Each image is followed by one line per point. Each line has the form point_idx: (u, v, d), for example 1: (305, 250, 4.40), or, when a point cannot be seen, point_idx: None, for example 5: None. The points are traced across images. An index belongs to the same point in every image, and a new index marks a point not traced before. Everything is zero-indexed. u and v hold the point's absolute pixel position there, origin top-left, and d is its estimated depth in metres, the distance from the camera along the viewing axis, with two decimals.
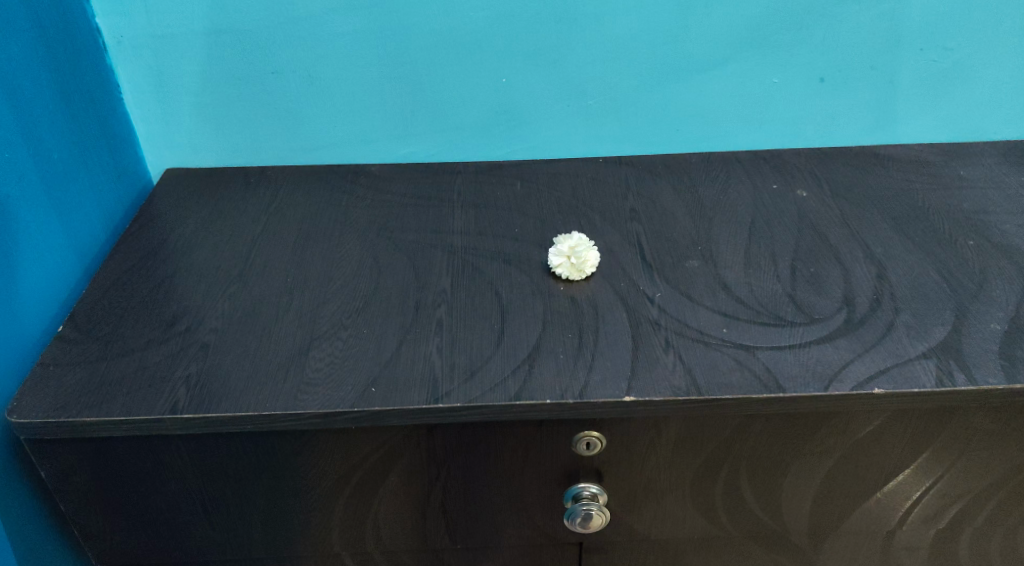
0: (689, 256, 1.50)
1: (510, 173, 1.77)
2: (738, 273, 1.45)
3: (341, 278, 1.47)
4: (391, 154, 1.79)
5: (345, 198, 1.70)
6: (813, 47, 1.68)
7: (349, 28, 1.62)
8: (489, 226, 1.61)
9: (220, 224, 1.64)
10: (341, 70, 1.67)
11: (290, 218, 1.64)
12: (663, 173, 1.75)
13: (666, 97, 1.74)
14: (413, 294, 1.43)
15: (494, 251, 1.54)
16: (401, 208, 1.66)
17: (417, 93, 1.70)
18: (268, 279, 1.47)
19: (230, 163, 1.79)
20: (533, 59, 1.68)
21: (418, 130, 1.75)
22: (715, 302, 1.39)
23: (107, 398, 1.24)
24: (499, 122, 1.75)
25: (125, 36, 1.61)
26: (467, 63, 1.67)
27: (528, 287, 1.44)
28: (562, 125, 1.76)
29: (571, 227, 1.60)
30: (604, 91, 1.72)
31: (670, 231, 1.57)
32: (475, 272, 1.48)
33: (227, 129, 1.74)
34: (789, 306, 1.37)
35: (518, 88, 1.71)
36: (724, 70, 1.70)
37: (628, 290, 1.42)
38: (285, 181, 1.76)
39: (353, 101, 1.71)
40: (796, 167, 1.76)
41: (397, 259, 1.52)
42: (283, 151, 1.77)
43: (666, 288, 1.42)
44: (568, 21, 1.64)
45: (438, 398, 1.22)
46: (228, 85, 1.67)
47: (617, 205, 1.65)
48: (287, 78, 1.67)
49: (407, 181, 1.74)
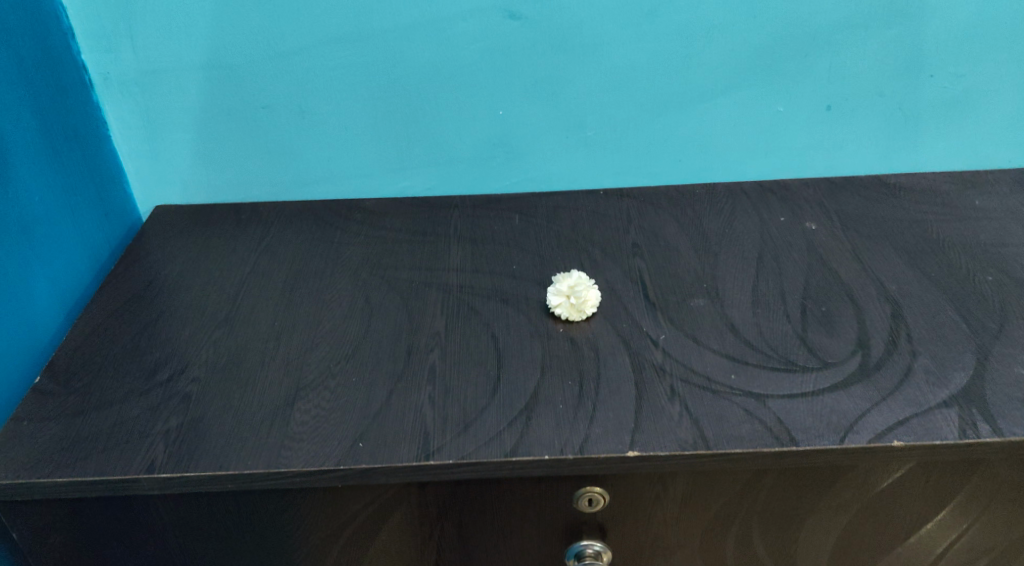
0: (694, 294, 1.43)
1: (508, 207, 1.70)
2: (746, 313, 1.39)
3: (330, 321, 1.41)
4: (385, 188, 1.73)
5: (336, 235, 1.64)
6: (822, 75, 1.62)
7: (341, 61, 1.57)
8: (485, 263, 1.54)
9: (207, 265, 1.58)
10: (333, 103, 1.61)
11: (279, 258, 1.58)
12: (666, 206, 1.69)
13: (669, 127, 1.68)
14: (406, 338, 1.37)
15: (491, 290, 1.47)
16: (394, 245, 1.60)
17: (411, 126, 1.65)
18: (255, 323, 1.41)
19: (220, 199, 1.73)
20: (532, 90, 1.62)
21: (413, 163, 1.70)
22: (722, 344, 1.32)
23: (82, 456, 1.17)
24: (496, 155, 1.69)
25: (111, 72, 1.56)
26: (463, 95, 1.62)
27: (526, 329, 1.38)
28: (561, 157, 1.70)
29: (570, 264, 1.54)
30: (605, 122, 1.66)
31: (675, 267, 1.50)
32: (470, 313, 1.42)
33: (217, 165, 1.68)
34: (800, 350, 1.30)
35: (516, 120, 1.65)
36: (729, 99, 1.64)
37: (630, 332, 1.35)
38: (276, 217, 1.70)
39: (346, 135, 1.65)
40: (804, 198, 1.69)
41: (389, 300, 1.46)
42: (276, 187, 1.71)
43: (670, 330, 1.35)
44: (566, 51, 1.58)
45: (429, 454, 1.16)
46: (217, 120, 1.62)
47: (618, 240, 1.59)
48: (277, 112, 1.62)
49: (401, 216, 1.68)
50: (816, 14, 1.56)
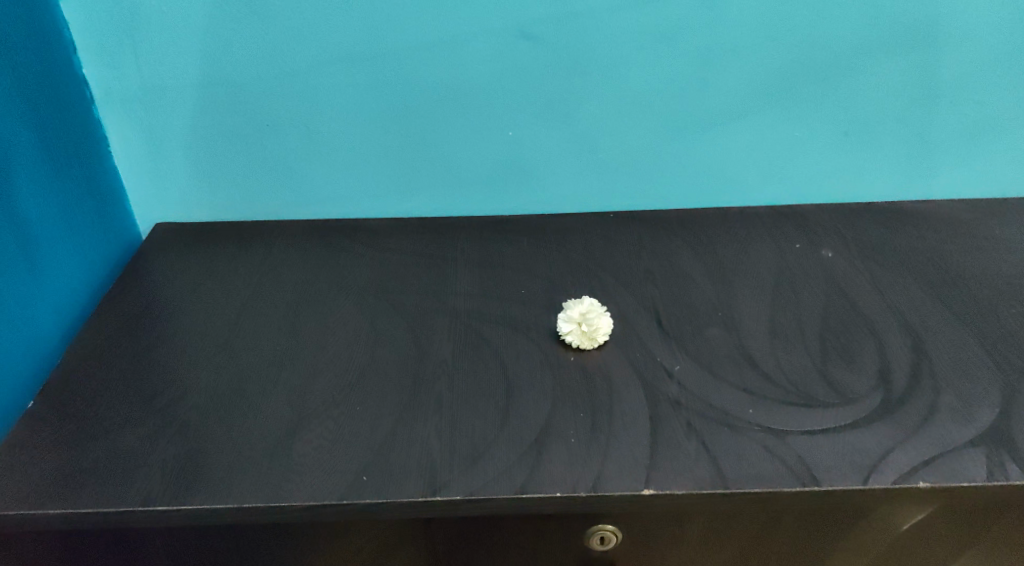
0: (709, 324, 1.40)
1: (518, 230, 1.67)
2: (763, 344, 1.35)
3: (335, 347, 1.37)
4: (392, 210, 1.69)
5: (342, 257, 1.60)
6: (840, 100, 1.59)
7: (349, 80, 1.53)
8: (494, 288, 1.50)
9: (209, 286, 1.54)
10: (341, 123, 1.58)
11: (282, 280, 1.54)
12: (679, 231, 1.65)
13: (684, 151, 1.64)
14: (412, 366, 1.33)
15: (500, 316, 1.43)
16: (401, 268, 1.56)
17: (420, 147, 1.61)
18: (257, 348, 1.37)
19: (224, 219, 1.70)
20: (544, 113, 1.58)
21: (420, 184, 1.66)
22: (739, 378, 1.28)
23: (75, 487, 1.13)
24: (506, 177, 1.66)
25: (114, 88, 1.53)
26: (474, 116, 1.58)
27: (536, 358, 1.34)
28: (572, 179, 1.67)
29: (581, 290, 1.50)
30: (617, 146, 1.63)
31: (689, 295, 1.46)
32: (479, 340, 1.38)
33: (221, 184, 1.65)
34: (820, 385, 1.27)
35: (527, 142, 1.62)
36: (745, 124, 1.61)
37: (644, 362, 1.32)
38: (280, 238, 1.66)
39: (353, 155, 1.62)
40: (821, 225, 1.66)
41: (396, 326, 1.41)
42: (281, 207, 1.68)
43: (685, 361, 1.31)
44: (580, 73, 1.55)
45: (436, 489, 1.11)
46: (222, 138, 1.58)
47: (631, 266, 1.55)
48: (284, 132, 1.58)
49: (409, 238, 1.65)
50: (835, 39, 1.53)
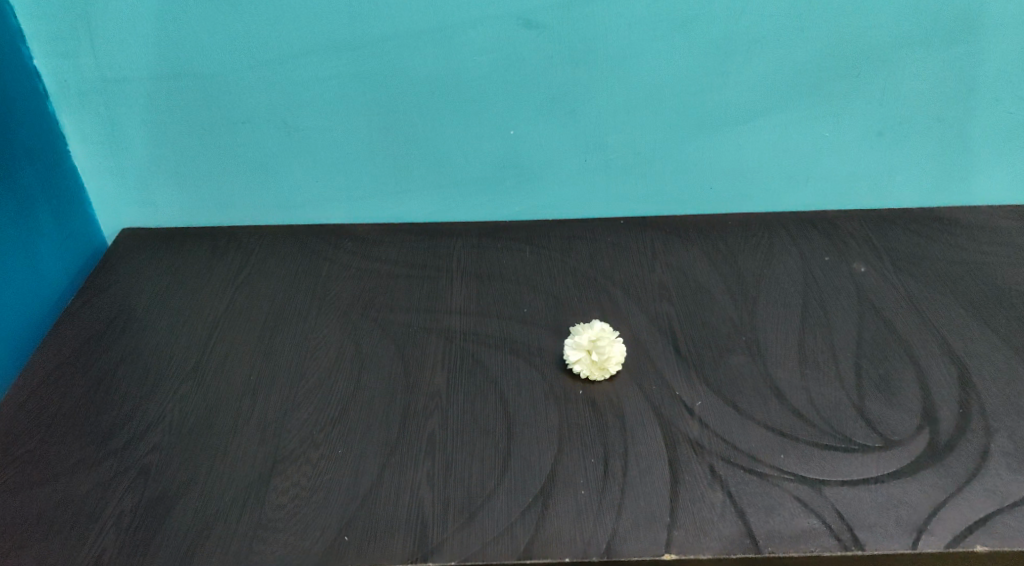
0: (731, 349, 1.26)
1: (518, 237, 1.52)
2: (792, 375, 1.21)
3: (315, 374, 1.23)
4: (381, 214, 1.55)
5: (325, 267, 1.46)
6: (873, 97, 1.44)
7: (331, 72, 1.38)
8: (493, 305, 1.36)
9: (178, 299, 1.40)
10: (323, 119, 1.43)
11: (259, 293, 1.40)
12: (696, 239, 1.51)
13: (701, 152, 1.49)
14: (400, 398, 1.19)
15: (499, 337, 1.29)
16: (390, 281, 1.42)
17: (411, 146, 1.46)
18: (228, 374, 1.23)
19: (197, 223, 1.55)
20: (547, 109, 1.43)
21: (412, 186, 1.51)
22: (767, 415, 1.15)
23: (18, 546, 1.01)
24: (505, 178, 1.51)
25: (70, 80, 1.37)
26: (470, 113, 1.43)
27: (540, 388, 1.20)
28: (578, 182, 1.52)
29: (589, 308, 1.35)
30: (628, 145, 1.48)
31: (708, 315, 1.32)
32: (476, 366, 1.24)
33: (193, 186, 1.50)
34: (858, 423, 1.13)
35: (529, 141, 1.47)
36: (768, 122, 1.46)
37: (661, 396, 1.18)
38: (259, 244, 1.52)
39: (337, 154, 1.46)
40: (850, 233, 1.52)
41: (383, 349, 1.27)
42: (259, 210, 1.53)
43: (707, 395, 1.18)
44: (587, 66, 1.40)
45: (427, 553, 0.99)
46: (191, 136, 1.43)
47: (643, 279, 1.41)
48: (260, 129, 1.43)
49: (399, 246, 1.50)
50: (869, 29, 1.38)
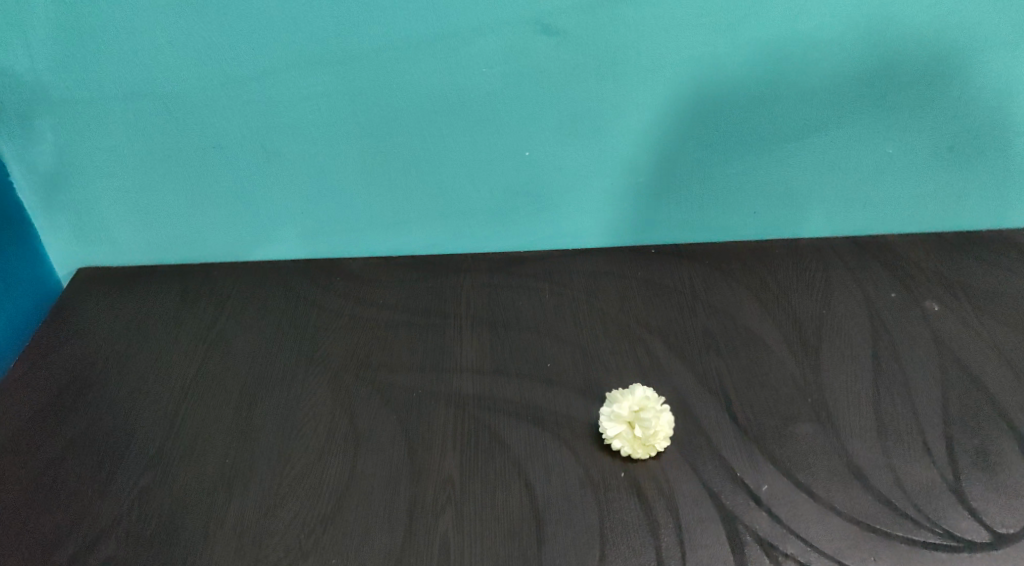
0: (796, 417, 1.07)
1: (534, 273, 1.32)
2: (872, 450, 1.03)
3: (302, 460, 1.04)
4: (376, 247, 1.34)
5: (312, 317, 1.25)
6: (948, 109, 1.23)
7: (316, 89, 1.17)
8: (511, 362, 1.16)
9: (139, 359, 1.19)
10: (307, 143, 1.22)
11: (234, 352, 1.20)
12: (740, 271, 1.30)
13: (746, 172, 1.28)
14: (404, 489, 1.01)
15: (521, 405, 1.09)
16: (388, 333, 1.22)
17: (411, 171, 1.25)
18: (198, 460, 1.05)
19: (164, 260, 1.34)
20: (570, 127, 1.23)
21: (411, 215, 1.30)
22: (848, 504, 0.97)
23: None
24: (519, 205, 1.30)
25: (4, 103, 1.15)
26: (479, 133, 1.22)
27: (574, 473, 1.01)
28: (604, 208, 1.31)
29: (623, 363, 1.15)
30: (662, 166, 1.27)
31: (764, 371, 1.13)
32: (494, 444, 1.05)
33: (157, 220, 1.29)
34: (959, 513, 0.96)
35: (548, 164, 1.26)
36: (825, 139, 1.26)
37: (720, 480, 0.99)
38: (234, 287, 1.31)
39: (323, 181, 1.25)
40: (916, 264, 1.31)
41: (383, 425, 1.08)
42: (235, 245, 1.32)
43: (774, 478, 0.99)
44: (616, 79, 1.19)
45: None
46: (154, 163, 1.22)
47: (684, 326, 1.21)
48: (234, 155, 1.22)
49: (398, 285, 1.30)
50: (950, 30, 1.16)
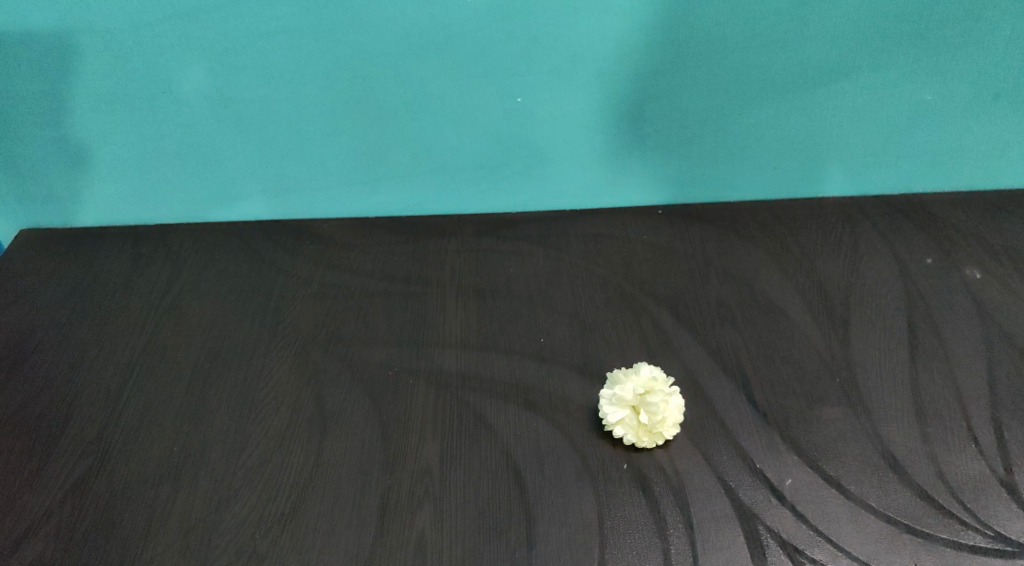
0: (823, 399, 0.94)
1: (527, 235, 1.18)
2: (910, 438, 0.90)
3: (260, 446, 0.92)
4: (351, 206, 1.20)
5: (278, 284, 1.12)
6: (996, 50, 1.08)
7: (277, 25, 1.03)
8: (499, 336, 1.03)
9: (82, 332, 1.07)
10: (269, 87, 1.08)
11: (189, 324, 1.07)
12: (758, 233, 1.17)
13: (766, 123, 1.14)
14: (376, 481, 0.88)
15: (510, 385, 0.97)
16: (363, 302, 1.09)
17: (387, 120, 1.11)
18: (142, 446, 0.93)
19: (114, 221, 1.20)
20: (567, 70, 1.08)
21: (389, 171, 1.16)
22: (884, 501, 0.84)
23: None
24: (510, 159, 1.16)
25: None
26: (465, 77, 1.08)
27: (570, 463, 0.88)
28: (605, 162, 1.17)
29: (626, 336, 1.02)
30: (670, 116, 1.13)
31: (786, 346, 1.00)
32: (479, 429, 0.92)
33: (104, 175, 1.15)
34: (1014, 512, 0.84)
35: (542, 112, 1.12)
36: (856, 84, 1.11)
37: (736, 473, 0.87)
38: (193, 251, 1.17)
39: (290, 131, 1.12)
40: (954, 226, 1.18)
41: (355, 406, 0.95)
42: (193, 203, 1.19)
43: (800, 470, 0.87)
44: (620, 14, 1.04)
45: None
46: (98, 110, 1.08)
47: (694, 295, 1.08)
48: (187, 101, 1.08)
49: (375, 249, 1.16)
50: None
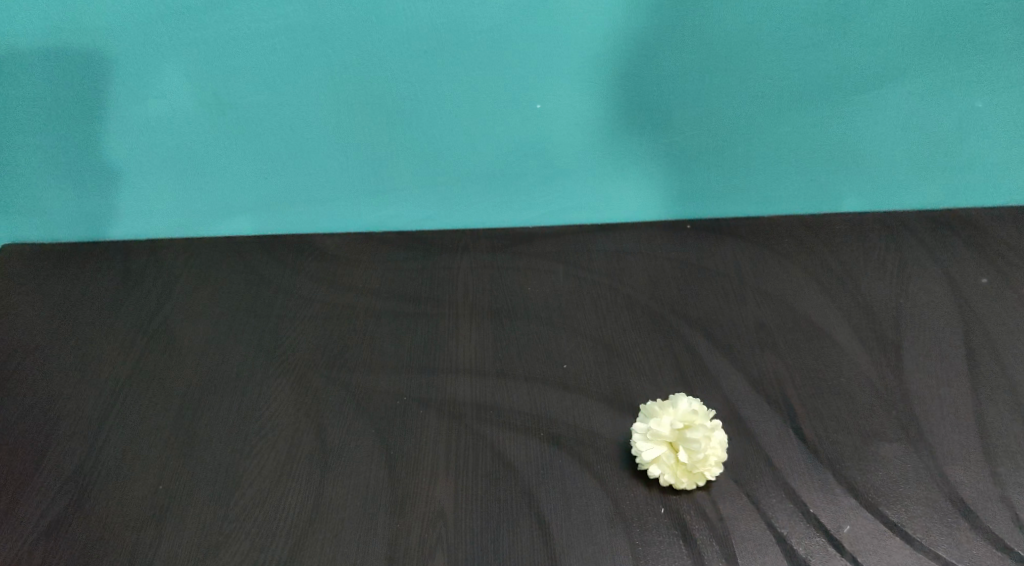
0: (877, 434, 0.85)
1: (545, 252, 1.09)
2: (980, 479, 0.81)
3: (255, 484, 0.83)
4: (356, 220, 1.11)
5: (276, 304, 1.03)
6: None
7: (278, 23, 0.95)
8: (518, 362, 0.94)
9: (62, 355, 0.98)
10: (269, 91, 0.99)
11: (178, 346, 0.98)
12: (796, 251, 1.08)
13: (805, 132, 1.05)
14: (384, 526, 0.79)
15: (531, 417, 0.88)
16: (368, 324, 1.00)
17: (397, 126, 1.03)
18: (124, 483, 0.84)
19: (102, 235, 1.11)
20: (590, 73, 1.00)
21: (397, 182, 1.08)
22: (956, 551, 0.75)
23: None
24: (528, 170, 1.07)
25: None
26: (480, 80, 1.00)
27: (601, 507, 0.79)
28: (631, 174, 1.08)
29: (658, 363, 0.93)
30: (702, 124, 1.04)
31: (834, 376, 0.91)
32: (499, 467, 0.83)
33: (90, 187, 1.06)
34: None
35: (563, 118, 1.03)
36: (902, 89, 1.02)
37: (787, 518, 0.78)
38: (186, 267, 1.09)
39: (290, 138, 1.03)
40: (1009, 244, 1.08)
41: (359, 440, 0.86)
42: (187, 216, 1.10)
43: (859, 516, 0.78)
44: (650, 12, 0.96)
45: None
46: (85, 114, 1.00)
47: (730, 317, 0.99)
48: (181, 104, 1.00)
49: (382, 267, 1.08)
50: None
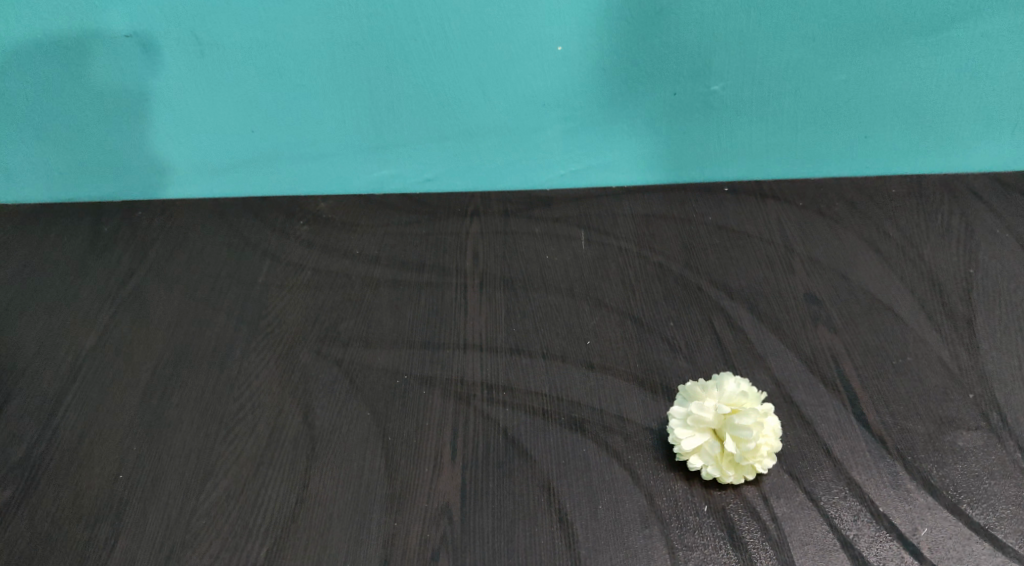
0: (952, 421, 0.73)
1: (565, 216, 0.97)
2: None
3: (231, 473, 0.72)
4: (354, 179, 1.00)
5: (263, 271, 0.92)
6: None
7: None
8: (534, 336, 0.82)
9: (20, 326, 0.87)
10: (254, 29, 0.88)
11: (151, 317, 0.87)
12: (848, 215, 0.96)
13: (859, 80, 0.93)
14: (379, 523, 0.67)
15: (549, 398, 0.76)
16: (365, 294, 0.88)
17: (399, 72, 0.91)
18: (80, 471, 0.73)
19: (75, 196, 1.01)
20: (617, 10, 0.87)
21: (399, 135, 0.96)
22: None
23: None
24: (546, 123, 0.95)
25: None
26: (494, 18, 0.88)
27: (633, 504, 0.68)
28: (662, 128, 0.96)
29: (695, 339, 0.82)
30: (743, 70, 0.92)
31: (898, 354, 0.79)
32: (513, 456, 0.72)
33: (59, 140, 0.95)
34: None
35: (586, 63, 0.91)
36: (974, 31, 0.89)
37: (853, 519, 0.66)
38: (164, 231, 0.97)
39: (279, 84, 0.92)
40: None
41: (352, 423, 0.75)
42: (167, 175, 0.99)
43: (939, 518, 0.66)
44: None
45: None
46: (49, 56, 0.89)
47: (776, 289, 0.87)
48: (157, 45, 0.89)
49: (382, 231, 0.96)
50: None
